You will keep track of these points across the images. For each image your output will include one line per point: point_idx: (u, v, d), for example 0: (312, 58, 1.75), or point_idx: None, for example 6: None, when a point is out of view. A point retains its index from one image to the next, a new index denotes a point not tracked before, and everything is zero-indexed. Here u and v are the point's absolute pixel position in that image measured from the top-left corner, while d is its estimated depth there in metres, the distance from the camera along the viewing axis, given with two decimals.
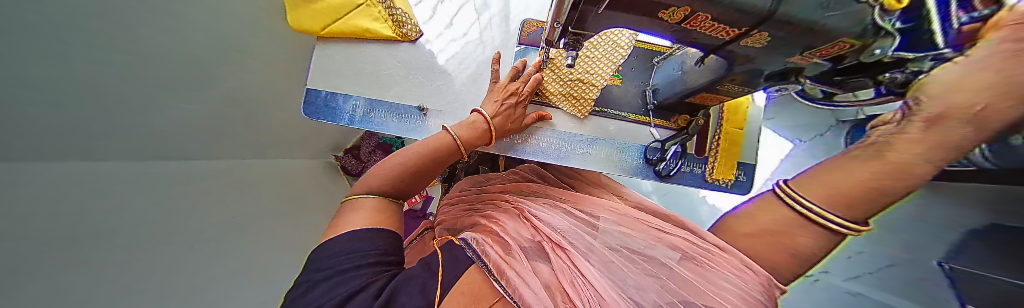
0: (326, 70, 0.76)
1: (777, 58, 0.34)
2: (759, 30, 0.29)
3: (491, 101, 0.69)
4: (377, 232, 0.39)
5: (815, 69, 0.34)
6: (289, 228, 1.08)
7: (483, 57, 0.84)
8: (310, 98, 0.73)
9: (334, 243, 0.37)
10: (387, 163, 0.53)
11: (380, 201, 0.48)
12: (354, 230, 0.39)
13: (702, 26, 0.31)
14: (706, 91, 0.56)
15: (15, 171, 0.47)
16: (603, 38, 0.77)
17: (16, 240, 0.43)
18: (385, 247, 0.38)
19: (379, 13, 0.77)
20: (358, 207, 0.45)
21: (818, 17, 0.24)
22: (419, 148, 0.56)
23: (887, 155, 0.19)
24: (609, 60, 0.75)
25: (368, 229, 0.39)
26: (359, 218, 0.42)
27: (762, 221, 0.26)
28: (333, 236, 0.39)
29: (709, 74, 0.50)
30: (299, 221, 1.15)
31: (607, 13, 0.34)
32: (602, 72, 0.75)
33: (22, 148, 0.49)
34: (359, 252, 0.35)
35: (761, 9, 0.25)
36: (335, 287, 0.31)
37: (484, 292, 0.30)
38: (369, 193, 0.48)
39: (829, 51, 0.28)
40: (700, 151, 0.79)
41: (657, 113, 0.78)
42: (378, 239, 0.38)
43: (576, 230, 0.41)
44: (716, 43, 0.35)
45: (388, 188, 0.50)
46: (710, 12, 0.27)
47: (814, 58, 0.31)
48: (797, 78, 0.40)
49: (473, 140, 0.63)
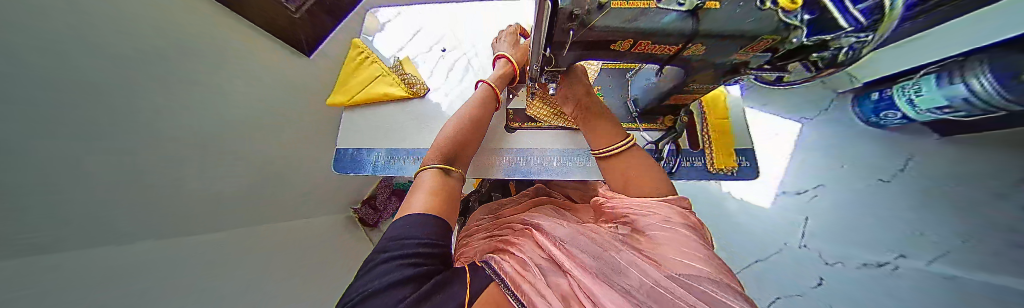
0: (352, 131, 0.88)
1: (724, 58, 0.40)
2: (695, 43, 0.35)
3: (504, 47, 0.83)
4: (428, 216, 0.37)
5: (757, 60, 0.40)
6: (305, 285, 1.06)
7: None
8: (339, 156, 0.84)
9: (397, 225, 0.36)
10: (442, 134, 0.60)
11: (442, 174, 0.50)
12: (406, 217, 0.36)
13: (648, 48, 0.39)
14: (678, 93, 0.63)
15: (112, 220, 0.62)
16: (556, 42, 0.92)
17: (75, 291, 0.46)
18: (427, 236, 0.33)
19: (394, 79, 0.94)
20: (424, 176, 0.48)
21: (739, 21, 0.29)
22: (467, 108, 0.67)
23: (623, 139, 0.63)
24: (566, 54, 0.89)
25: (423, 213, 0.37)
26: (423, 194, 0.42)
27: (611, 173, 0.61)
28: (400, 216, 0.38)
29: (674, 80, 0.57)
30: (313, 280, 1.12)
31: (571, 53, 0.42)
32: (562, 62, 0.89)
33: (132, 197, 0.68)
34: (407, 239, 0.31)
35: (685, 30, 0.32)
36: (384, 274, 0.26)
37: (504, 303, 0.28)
38: (433, 164, 0.51)
39: (758, 46, 0.34)
40: (695, 144, 0.83)
41: (643, 119, 0.83)
42: (422, 227, 0.34)
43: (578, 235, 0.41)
44: (665, 57, 0.42)
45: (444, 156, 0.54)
46: (649, 39, 0.35)
47: (750, 53, 0.37)
48: (745, 71, 0.45)
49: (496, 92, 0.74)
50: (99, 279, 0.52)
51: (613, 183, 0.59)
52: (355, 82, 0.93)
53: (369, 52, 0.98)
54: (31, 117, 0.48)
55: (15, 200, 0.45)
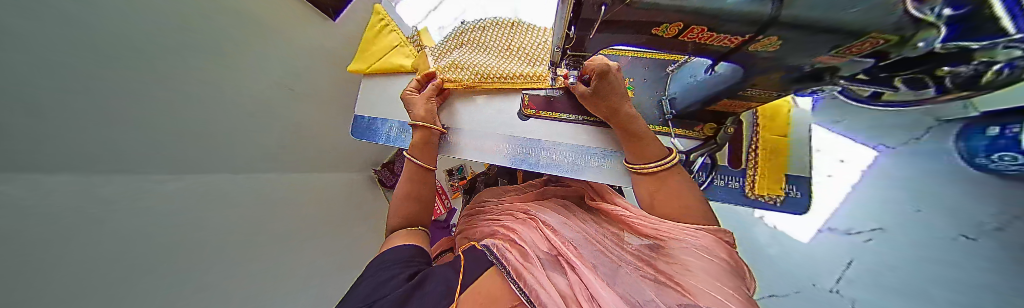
0: (370, 100, 0.90)
1: (803, 59, 0.31)
2: (765, 35, 0.27)
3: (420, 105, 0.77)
4: (398, 247, 0.51)
5: (851, 67, 0.30)
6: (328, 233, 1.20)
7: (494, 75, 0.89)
8: (356, 123, 0.88)
9: (377, 260, 0.49)
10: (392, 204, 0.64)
11: (403, 231, 0.59)
12: (390, 248, 0.51)
13: (700, 37, 0.32)
14: (728, 98, 0.53)
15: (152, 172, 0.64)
16: (528, 25, 0.93)
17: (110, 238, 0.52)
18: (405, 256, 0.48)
19: (410, 51, 0.92)
20: (391, 237, 0.58)
21: (845, 10, 0.20)
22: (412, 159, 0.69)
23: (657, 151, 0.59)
24: (540, 36, 0.90)
25: (407, 245, 0.51)
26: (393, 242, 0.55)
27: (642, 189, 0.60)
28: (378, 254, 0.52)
29: (725, 80, 0.48)
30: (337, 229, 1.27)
31: (601, 35, 0.36)
32: (545, 45, 0.88)
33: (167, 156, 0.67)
34: (389, 260, 0.46)
35: (761, 14, 0.24)
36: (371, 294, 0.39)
37: (501, 295, 0.36)
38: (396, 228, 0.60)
39: (859, 47, 0.25)
40: (736, 163, 0.81)
41: (677, 122, 0.70)
42: (402, 252, 0.49)
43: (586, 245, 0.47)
44: (724, 50, 0.35)
45: (396, 225, 0.61)
46: (705, 25, 0.28)
47: (847, 56, 0.28)
48: (833, 79, 0.35)
49: (425, 155, 0.71)
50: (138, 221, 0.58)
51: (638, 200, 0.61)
52: (374, 51, 0.93)
53: (389, 19, 0.94)
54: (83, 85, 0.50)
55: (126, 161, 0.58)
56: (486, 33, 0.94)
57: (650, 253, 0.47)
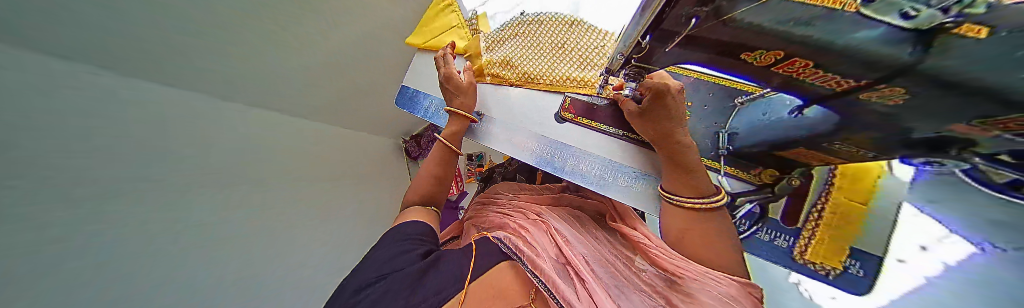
0: (418, 74, 0.96)
1: (929, 122, 0.25)
2: (889, 85, 0.23)
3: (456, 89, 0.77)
4: (412, 223, 0.56)
5: (994, 145, 0.24)
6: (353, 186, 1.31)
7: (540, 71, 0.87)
8: (401, 92, 0.94)
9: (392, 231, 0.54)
10: (416, 178, 0.68)
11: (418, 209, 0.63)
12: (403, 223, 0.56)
13: (801, 72, 0.28)
14: (805, 147, 0.47)
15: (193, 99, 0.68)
16: (589, 27, 0.88)
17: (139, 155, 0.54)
18: (417, 233, 0.53)
19: (465, 34, 0.95)
20: (407, 213, 0.62)
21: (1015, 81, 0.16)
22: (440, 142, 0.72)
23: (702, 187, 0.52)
24: (599, 40, 0.85)
25: (416, 222, 0.57)
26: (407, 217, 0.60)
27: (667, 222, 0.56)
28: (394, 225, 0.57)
29: (807, 126, 0.42)
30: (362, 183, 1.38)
31: (675, 50, 0.34)
32: (602, 49, 0.84)
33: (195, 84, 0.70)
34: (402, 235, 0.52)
35: (898, 60, 0.20)
36: (386, 263, 0.44)
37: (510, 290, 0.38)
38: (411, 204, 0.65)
39: (1017, 125, 0.20)
40: (791, 222, 0.76)
41: (730, 160, 0.63)
42: (414, 229, 0.54)
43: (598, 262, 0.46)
44: (825, 92, 0.30)
45: (416, 197, 0.65)
46: (812, 59, 0.24)
47: (995, 130, 0.22)
48: (963, 154, 0.29)
49: (458, 137, 0.73)
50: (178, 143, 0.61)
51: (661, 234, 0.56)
52: (433, 28, 0.97)
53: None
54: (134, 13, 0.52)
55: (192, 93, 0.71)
56: (543, 28, 0.92)
57: (658, 284, 0.46)
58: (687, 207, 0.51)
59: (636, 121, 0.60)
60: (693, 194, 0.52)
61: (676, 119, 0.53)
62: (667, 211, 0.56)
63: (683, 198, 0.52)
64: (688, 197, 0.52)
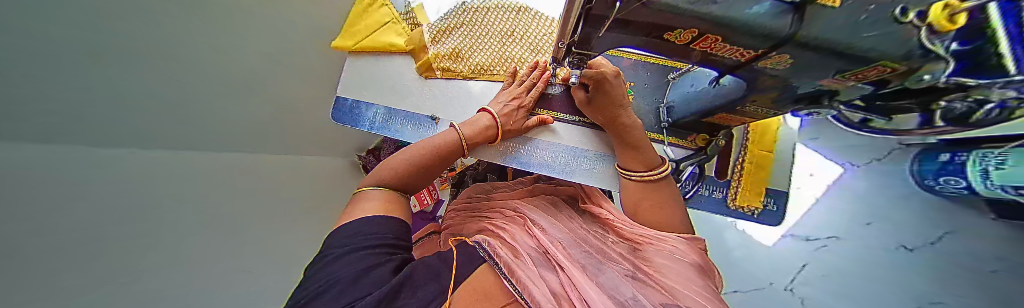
0: (355, 82, 0.83)
1: (807, 80, 0.31)
2: (778, 52, 0.27)
3: (497, 100, 0.73)
4: (379, 219, 0.44)
5: (851, 92, 0.30)
6: None
7: (491, 59, 0.83)
8: (338, 105, 0.81)
9: (352, 225, 0.42)
10: (399, 159, 0.57)
11: (389, 195, 0.51)
12: (367, 217, 0.43)
13: (712, 47, 0.30)
14: (728, 112, 0.54)
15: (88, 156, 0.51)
16: (536, 14, 0.90)
17: (51, 238, 0.40)
18: (395, 234, 0.43)
19: (403, 29, 0.86)
20: (368, 197, 0.49)
21: (857, 35, 0.20)
22: (447, 134, 0.64)
23: (650, 158, 0.61)
24: (546, 28, 0.88)
25: (384, 218, 0.44)
26: (372, 207, 0.46)
27: (631, 196, 0.60)
28: (349, 221, 0.44)
29: (728, 94, 0.48)
30: None
31: (609, 34, 0.34)
32: (549, 38, 0.86)
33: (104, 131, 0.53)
34: (368, 236, 0.40)
35: (781, 31, 0.23)
36: (340, 296, 0.30)
37: (496, 292, 0.35)
38: (377, 185, 0.51)
39: (866, 74, 0.25)
40: (721, 174, 0.96)
41: (672, 131, 0.71)
42: (386, 228, 0.43)
43: (573, 243, 0.48)
44: (731, 63, 0.34)
45: (399, 182, 0.53)
46: (721, 35, 0.26)
47: (849, 82, 0.28)
48: (831, 103, 0.36)
49: (476, 138, 0.67)
50: (59, 211, 0.43)
51: (623, 207, 0.62)
52: (364, 26, 0.85)
53: None
54: (40, 56, 0.41)
55: (122, 137, 0.58)
56: (490, 16, 0.89)
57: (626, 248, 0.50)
58: (632, 179, 0.62)
59: (588, 110, 0.66)
60: (644, 166, 0.60)
61: (619, 103, 0.59)
62: (629, 185, 0.62)
63: (634, 173, 0.61)
64: (643, 169, 0.60)
